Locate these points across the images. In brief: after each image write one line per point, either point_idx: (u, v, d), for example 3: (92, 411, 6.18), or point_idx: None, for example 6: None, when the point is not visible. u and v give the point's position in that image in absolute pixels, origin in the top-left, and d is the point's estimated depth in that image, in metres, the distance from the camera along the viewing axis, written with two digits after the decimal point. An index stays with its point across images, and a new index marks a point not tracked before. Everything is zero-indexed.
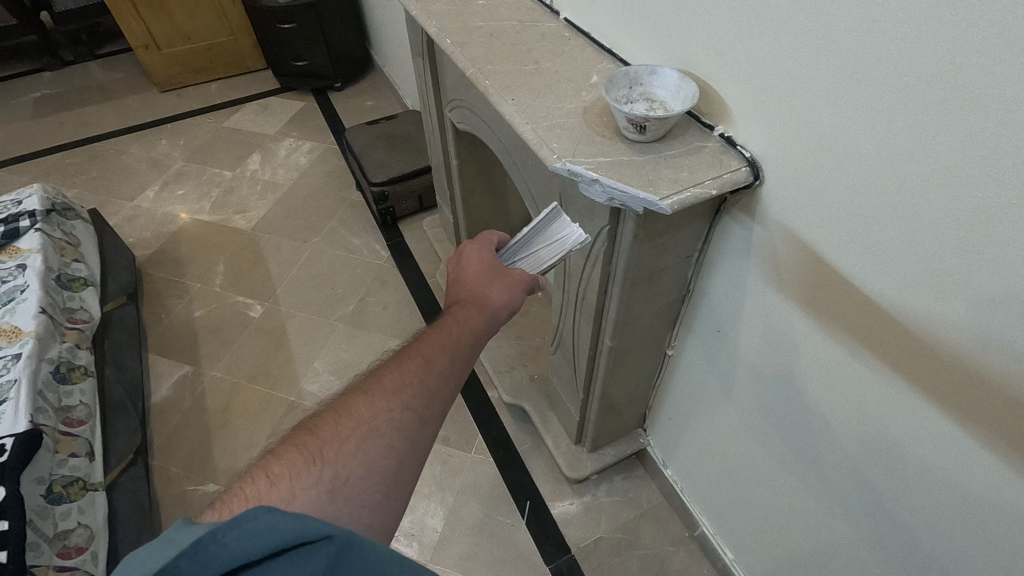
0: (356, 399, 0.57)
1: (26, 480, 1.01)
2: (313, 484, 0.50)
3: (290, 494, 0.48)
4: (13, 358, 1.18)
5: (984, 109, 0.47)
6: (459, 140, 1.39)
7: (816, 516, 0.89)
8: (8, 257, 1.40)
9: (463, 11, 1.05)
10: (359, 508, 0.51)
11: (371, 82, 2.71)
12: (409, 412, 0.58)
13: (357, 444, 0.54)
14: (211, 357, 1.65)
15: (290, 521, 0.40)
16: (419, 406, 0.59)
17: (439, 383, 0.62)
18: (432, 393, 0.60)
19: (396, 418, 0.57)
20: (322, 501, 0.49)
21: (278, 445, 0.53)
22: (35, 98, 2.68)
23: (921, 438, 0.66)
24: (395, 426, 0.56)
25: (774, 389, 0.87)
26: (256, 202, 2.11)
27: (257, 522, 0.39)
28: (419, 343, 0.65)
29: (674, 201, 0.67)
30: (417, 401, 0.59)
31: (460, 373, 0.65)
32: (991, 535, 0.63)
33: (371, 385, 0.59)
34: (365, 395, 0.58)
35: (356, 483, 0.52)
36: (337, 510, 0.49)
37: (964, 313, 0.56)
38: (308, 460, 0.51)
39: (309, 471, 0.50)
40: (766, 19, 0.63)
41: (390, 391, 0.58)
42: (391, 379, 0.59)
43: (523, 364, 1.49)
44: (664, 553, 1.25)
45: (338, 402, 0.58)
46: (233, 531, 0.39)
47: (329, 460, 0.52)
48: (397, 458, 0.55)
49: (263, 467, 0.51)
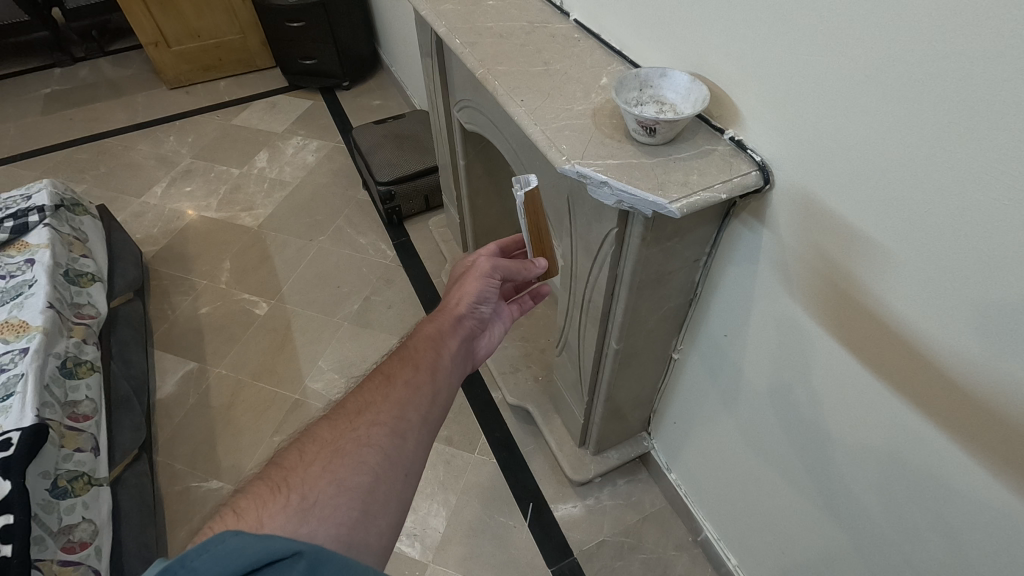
0: (322, 427, 0.60)
1: (31, 474, 1.02)
2: (282, 509, 0.51)
3: (259, 521, 0.50)
4: (20, 353, 1.18)
5: (997, 111, 0.47)
6: (468, 140, 1.39)
7: (820, 524, 0.88)
8: (17, 251, 1.41)
9: (472, 12, 1.04)
10: (334, 526, 0.52)
11: (380, 82, 2.71)
12: (379, 428, 0.60)
13: (324, 466, 0.55)
14: (216, 354, 1.65)
15: (256, 541, 0.41)
16: (388, 420, 0.61)
17: (408, 395, 0.64)
18: (402, 406, 0.63)
19: (365, 436, 0.59)
20: (293, 523, 0.50)
21: (248, 481, 0.55)
22: (46, 94, 2.70)
23: (923, 448, 0.66)
24: (365, 443, 0.58)
25: (779, 397, 0.86)
26: (263, 200, 2.12)
27: (224, 544, 0.41)
28: (384, 365, 0.68)
29: (683, 205, 0.66)
30: (386, 416, 0.61)
31: (431, 383, 0.67)
32: (994, 549, 0.63)
33: (337, 412, 0.62)
34: (331, 422, 0.60)
35: (328, 501, 0.53)
36: (310, 531, 0.50)
37: (970, 321, 0.55)
38: (274, 488, 0.53)
39: (276, 498, 0.52)
40: (778, 21, 0.62)
41: (355, 414, 0.61)
42: (355, 403, 0.62)
43: (527, 365, 1.49)
44: (666, 558, 1.24)
45: (304, 434, 0.60)
46: (201, 555, 0.40)
47: (296, 485, 0.53)
48: (371, 474, 0.56)
49: (231, 504, 0.52)
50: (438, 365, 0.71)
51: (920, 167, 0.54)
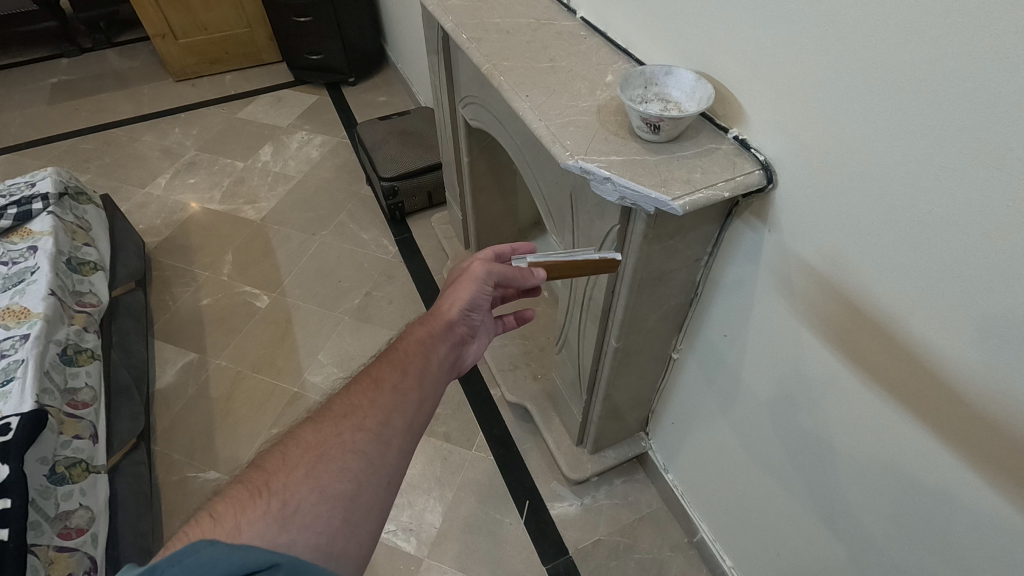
0: (305, 430, 0.60)
1: (29, 459, 1.02)
2: (261, 516, 0.51)
3: (236, 529, 0.49)
4: (22, 339, 1.19)
5: (1004, 114, 0.47)
6: (471, 136, 1.40)
7: (815, 527, 0.88)
8: (19, 238, 1.41)
9: (479, 7, 1.05)
10: (313, 536, 0.52)
11: (385, 78, 2.72)
12: (363, 434, 0.60)
13: (307, 471, 0.55)
14: (216, 346, 1.66)
15: (232, 553, 0.41)
16: (373, 426, 0.61)
17: (394, 401, 0.64)
18: (387, 411, 0.63)
19: (349, 442, 0.59)
20: (271, 532, 0.50)
21: (228, 485, 0.55)
22: (52, 83, 2.71)
23: (917, 455, 0.66)
24: (348, 450, 0.58)
25: (780, 400, 0.86)
26: (266, 193, 2.12)
27: (198, 556, 0.41)
28: (372, 368, 0.68)
29: (685, 202, 0.67)
30: (371, 422, 0.61)
31: (418, 389, 0.67)
32: (981, 557, 0.63)
33: (321, 414, 0.61)
34: (315, 425, 0.60)
35: (309, 509, 0.53)
36: (289, 540, 0.50)
37: (968, 325, 0.55)
38: (255, 493, 0.52)
39: (256, 504, 0.51)
40: (785, 22, 0.63)
41: (338, 417, 0.61)
42: (341, 405, 0.62)
43: (526, 364, 1.49)
44: (662, 558, 1.24)
45: (287, 435, 0.60)
46: (174, 566, 0.40)
47: (277, 491, 0.53)
48: (353, 482, 0.56)
49: (208, 507, 0.52)
50: (425, 372, 0.70)
51: (926, 169, 0.54)
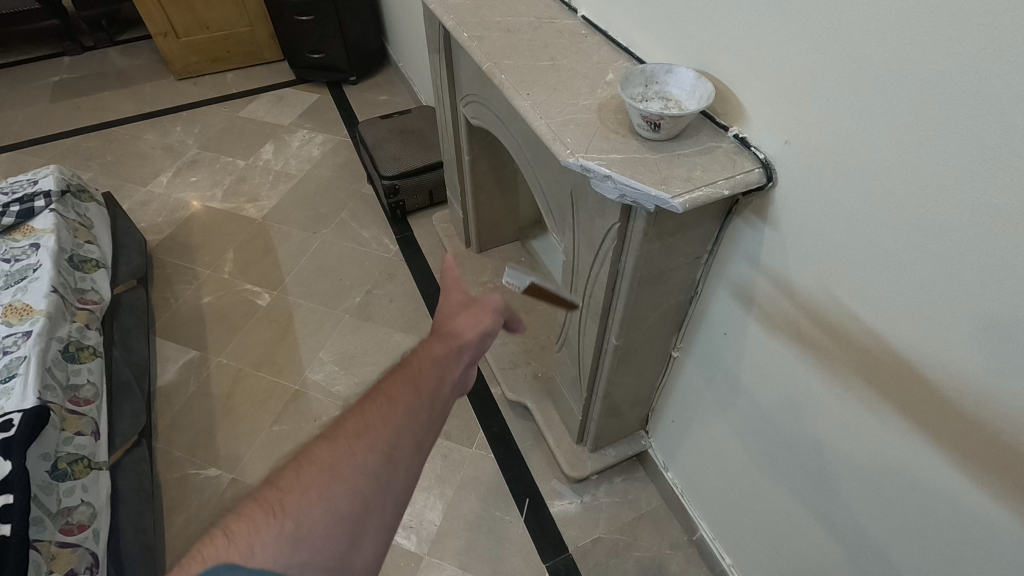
0: (317, 449, 0.59)
1: (31, 455, 1.02)
2: (272, 537, 0.51)
3: (248, 550, 0.49)
4: (24, 335, 1.19)
5: (1003, 112, 0.47)
6: (473, 134, 1.40)
7: (814, 525, 0.88)
8: (21, 236, 1.41)
9: (481, 6, 1.05)
10: (323, 557, 0.52)
11: (386, 77, 2.72)
12: (374, 454, 0.59)
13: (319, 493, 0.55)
14: (217, 343, 1.66)
15: None
16: (384, 447, 0.60)
17: (405, 425, 0.62)
18: (399, 433, 0.62)
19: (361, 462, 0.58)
20: (283, 554, 0.50)
21: (241, 498, 0.55)
22: (54, 81, 2.72)
23: (917, 452, 0.66)
24: (359, 473, 0.57)
25: (779, 399, 0.86)
26: (268, 192, 2.12)
27: None
28: (383, 384, 0.66)
29: (685, 200, 0.67)
30: (382, 442, 0.60)
31: (429, 411, 0.65)
32: (979, 555, 0.64)
33: (333, 430, 0.60)
34: (328, 442, 0.59)
35: (320, 530, 0.52)
36: (299, 562, 0.50)
37: (967, 322, 0.56)
38: (267, 512, 0.52)
39: (269, 525, 0.51)
40: (785, 20, 0.63)
41: (350, 436, 0.59)
42: (352, 424, 0.61)
43: (526, 362, 1.49)
44: (661, 556, 1.24)
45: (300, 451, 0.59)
46: None
47: (290, 510, 0.53)
48: (364, 503, 0.56)
49: (223, 523, 0.53)
50: (437, 393, 0.68)
51: (928, 167, 0.54)
